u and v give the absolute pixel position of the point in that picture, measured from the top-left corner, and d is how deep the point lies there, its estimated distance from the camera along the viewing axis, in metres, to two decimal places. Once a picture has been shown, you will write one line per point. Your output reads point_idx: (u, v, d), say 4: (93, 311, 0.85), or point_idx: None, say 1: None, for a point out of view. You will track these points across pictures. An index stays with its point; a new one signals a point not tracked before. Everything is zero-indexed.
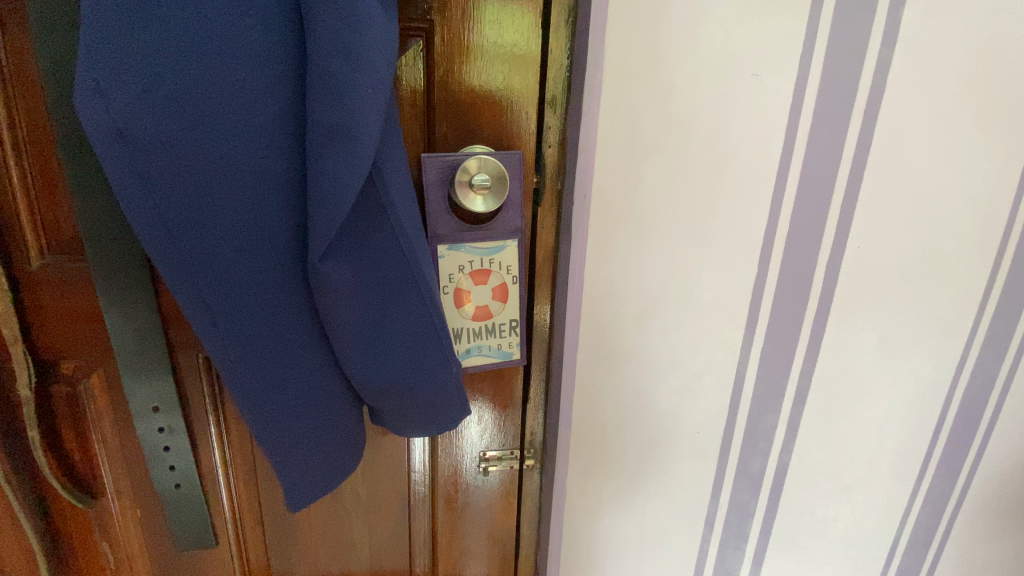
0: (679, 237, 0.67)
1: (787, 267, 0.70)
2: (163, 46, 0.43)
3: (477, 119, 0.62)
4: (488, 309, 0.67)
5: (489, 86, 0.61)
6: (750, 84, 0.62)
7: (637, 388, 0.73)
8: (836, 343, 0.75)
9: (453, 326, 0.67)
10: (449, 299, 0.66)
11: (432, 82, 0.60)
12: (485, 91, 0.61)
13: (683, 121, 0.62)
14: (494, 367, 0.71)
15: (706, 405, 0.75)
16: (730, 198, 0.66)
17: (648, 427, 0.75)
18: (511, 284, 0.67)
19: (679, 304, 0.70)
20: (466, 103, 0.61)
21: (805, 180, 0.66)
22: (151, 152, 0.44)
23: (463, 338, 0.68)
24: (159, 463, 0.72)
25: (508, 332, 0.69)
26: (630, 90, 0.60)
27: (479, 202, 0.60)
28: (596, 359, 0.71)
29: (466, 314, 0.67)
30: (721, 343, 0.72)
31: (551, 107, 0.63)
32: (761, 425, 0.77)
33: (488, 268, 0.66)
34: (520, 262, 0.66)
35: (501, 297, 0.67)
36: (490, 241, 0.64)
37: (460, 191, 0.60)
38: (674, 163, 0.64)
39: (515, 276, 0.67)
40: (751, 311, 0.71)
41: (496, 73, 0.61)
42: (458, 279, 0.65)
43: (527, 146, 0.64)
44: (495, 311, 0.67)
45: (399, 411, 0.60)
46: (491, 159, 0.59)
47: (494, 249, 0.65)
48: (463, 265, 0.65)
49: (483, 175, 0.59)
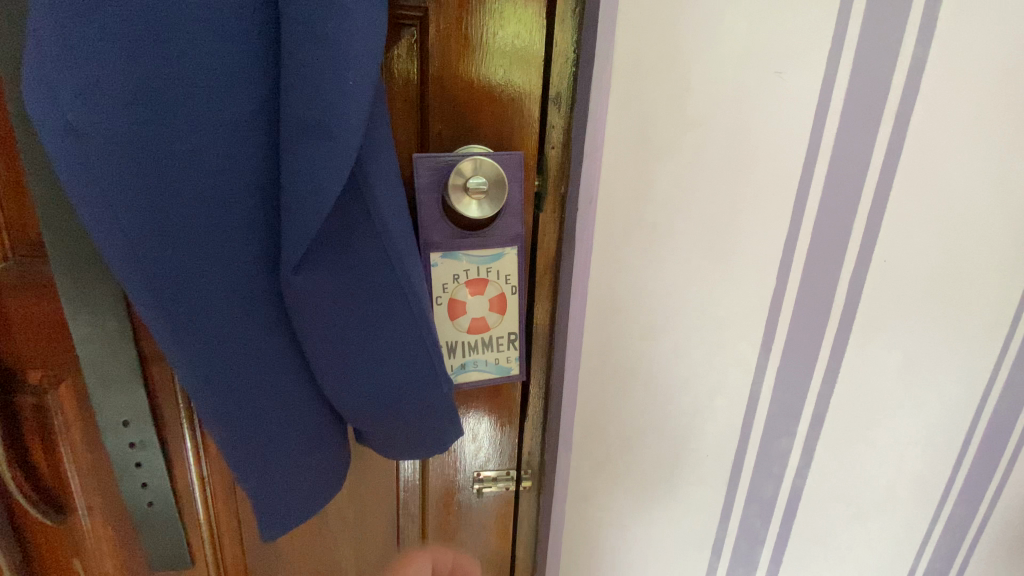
0: (691, 247, 0.62)
1: (808, 280, 0.64)
2: (118, 27, 0.38)
3: (475, 116, 0.57)
4: (484, 322, 0.62)
5: (488, 81, 0.56)
6: (773, 82, 0.57)
7: (643, 408, 0.68)
8: (857, 362, 0.70)
9: (446, 339, 0.62)
10: (441, 310, 0.61)
11: (426, 76, 0.55)
12: (484, 87, 0.56)
13: (698, 121, 0.57)
14: (491, 383, 0.66)
15: (717, 427, 0.70)
16: (748, 205, 0.61)
17: (655, 449, 0.71)
18: (509, 295, 0.62)
19: (690, 319, 0.64)
20: (463, 99, 0.56)
21: (831, 186, 0.61)
22: (106, 150, 0.39)
23: (458, 352, 0.63)
24: (130, 481, 0.68)
25: (506, 346, 0.64)
26: (642, 87, 0.56)
27: (474, 207, 0.55)
28: (599, 376, 0.67)
29: (460, 326, 0.62)
30: (735, 361, 0.67)
31: (556, 106, 0.58)
32: (775, 448, 0.72)
33: (485, 277, 0.61)
34: (520, 271, 0.61)
35: (499, 309, 0.62)
36: (486, 248, 0.59)
37: (454, 195, 0.54)
38: (688, 167, 0.59)
39: (514, 286, 0.62)
40: (768, 327, 0.66)
41: (495, 69, 0.56)
42: (452, 289, 0.60)
43: (528, 148, 0.59)
44: (492, 323, 0.63)
45: (387, 436, 0.55)
46: (487, 160, 0.54)
47: (491, 258, 0.60)
48: (457, 274, 0.60)
49: (479, 178, 0.54)
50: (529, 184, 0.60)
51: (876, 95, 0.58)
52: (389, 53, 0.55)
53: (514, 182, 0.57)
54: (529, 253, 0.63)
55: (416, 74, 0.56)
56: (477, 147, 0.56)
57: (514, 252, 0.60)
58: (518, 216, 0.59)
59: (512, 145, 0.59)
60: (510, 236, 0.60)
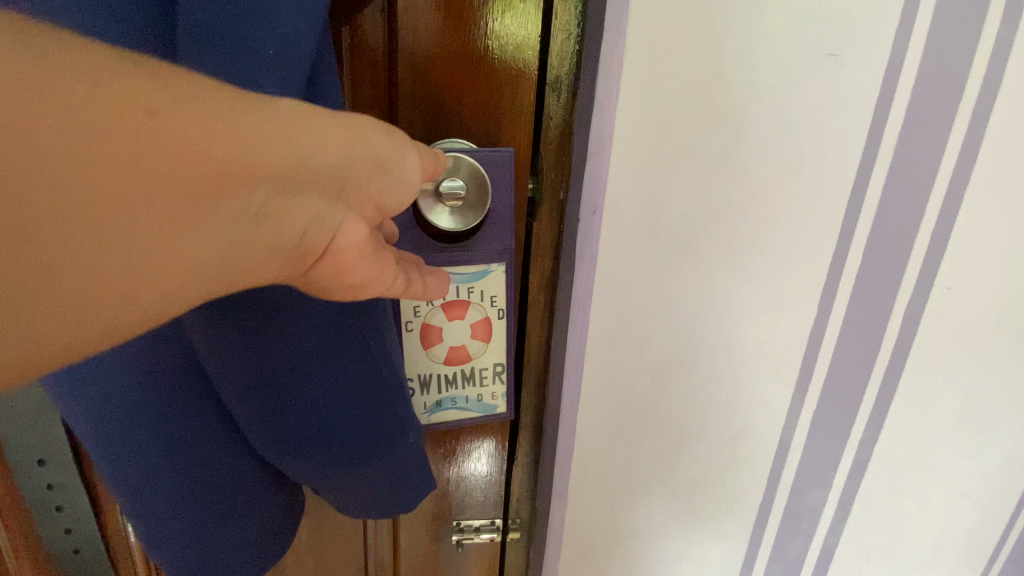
0: (717, 269, 0.50)
1: (856, 310, 0.53)
2: None
3: (454, 104, 0.46)
4: (465, 351, 0.52)
5: (470, 61, 0.45)
6: (827, 68, 0.45)
7: (651, 454, 0.58)
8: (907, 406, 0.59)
9: (418, 372, 0.52)
10: (413, 336, 0.51)
11: (395, 53, 0.45)
12: (466, 68, 0.45)
13: (730, 115, 0.45)
14: (474, 422, 0.56)
15: (739, 477, 0.59)
16: (788, 221, 0.49)
17: (665, 501, 0.60)
18: (496, 320, 0.52)
19: (711, 354, 0.54)
20: (439, 83, 0.46)
21: (893, 201, 0.49)
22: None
23: (434, 387, 0.53)
24: (52, 525, 0.59)
25: (491, 380, 0.54)
26: (662, 72, 0.44)
27: (444, 217, 0.45)
28: (601, 418, 0.56)
29: (437, 356, 0.52)
30: (763, 403, 0.56)
31: (554, 93, 0.48)
32: (806, 502, 0.62)
33: (467, 298, 0.50)
34: (509, 292, 0.51)
35: (484, 336, 0.52)
36: (468, 265, 0.49)
37: (424, 202, 0.45)
38: (715, 172, 0.47)
39: (501, 310, 0.51)
40: (805, 365, 0.55)
41: (478, 45, 0.45)
42: (426, 313, 0.50)
43: (520, 145, 0.48)
44: (474, 353, 0.52)
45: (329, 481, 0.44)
46: (467, 161, 0.44)
47: (474, 276, 0.50)
48: None
49: (454, 182, 0.44)
50: (519, 189, 0.50)
51: (961, 89, 0.45)
52: (345, 24, 0.44)
53: (502, 186, 0.46)
54: (520, 271, 0.53)
55: (382, 50, 0.46)
56: (455, 142, 0.46)
57: (502, 269, 0.50)
58: (507, 228, 0.48)
59: (498, 141, 0.48)
60: (496, 252, 0.49)
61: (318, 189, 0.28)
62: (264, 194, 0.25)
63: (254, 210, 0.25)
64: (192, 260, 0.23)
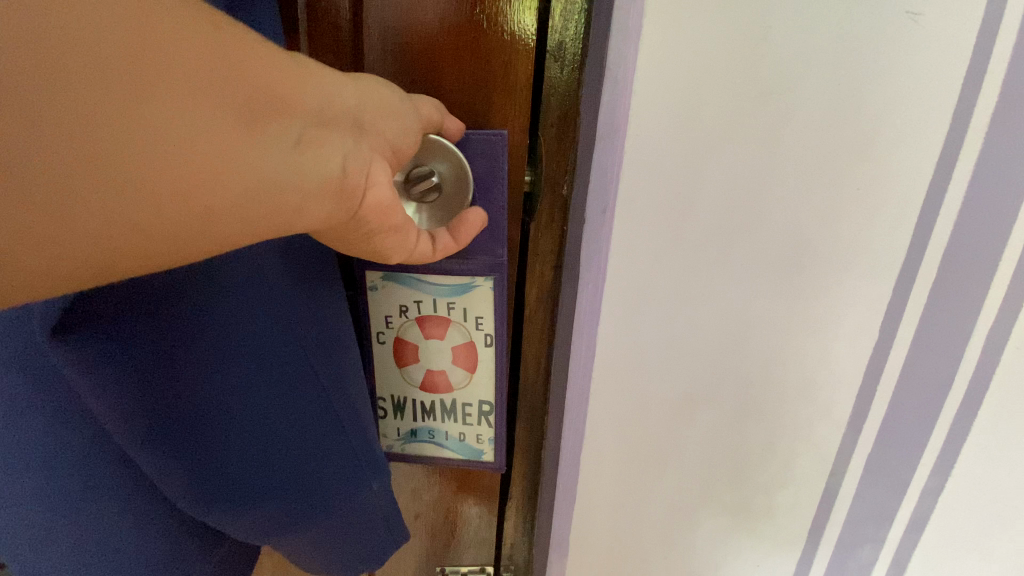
0: (752, 283, 0.41)
1: (926, 339, 0.43)
2: None
3: (436, 76, 0.38)
4: (445, 379, 0.44)
5: (453, 21, 0.37)
6: (901, 33, 0.35)
7: (668, 500, 0.49)
8: (996, 461, 0.47)
9: (392, 394, 0.45)
10: (387, 350, 0.44)
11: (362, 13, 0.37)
12: (448, 30, 0.37)
13: (774, 92, 0.36)
14: (456, 462, 0.48)
15: (774, 530, 0.50)
16: (844, 227, 0.40)
17: (684, 552, 0.51)
18: (482, 346, 0.43)
19: (741, 386, 0.44)
20: (417, 50, 0.37)
21: (983, 204, 0.38)
22: None
23: (410, 413, 0.46)
24: None
25: (476, 419, 0.46)
26: (688, 38, 0.34)
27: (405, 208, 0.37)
28: (609, 457, 0.47)
29: (412, 379, 0.44)
30: (805, 445, 0.46)
31: (556, 64, 0.39)
32: (852, 558, 0.52)
33: (447, 315, 0.42)
34: (498, 315, 0.41)
35: (466, 365, 0.44)
36: (448, 277, 0.40)
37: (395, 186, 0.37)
38: (753, 164, 0.38)
39: (489, 335, 0.42)
40: (858, 401, 0.45)
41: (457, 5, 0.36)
42: (400, 326, 0.43)
43: (516, 129, 0.39)
44: (456, 383, 0.44)
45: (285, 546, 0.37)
46: (452, 153, 0.36)
47: (455, 290, 0.41)
48: (406, 308, 0.42)
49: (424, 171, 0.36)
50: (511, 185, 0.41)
51: None
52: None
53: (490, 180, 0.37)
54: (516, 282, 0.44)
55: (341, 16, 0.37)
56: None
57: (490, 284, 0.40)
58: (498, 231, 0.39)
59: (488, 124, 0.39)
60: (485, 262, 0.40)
61: (342, 126, 0.26)
62: (297, 124, 0.23)
63: (291, 134, 0.23)
64: (235, 154, 0.21)
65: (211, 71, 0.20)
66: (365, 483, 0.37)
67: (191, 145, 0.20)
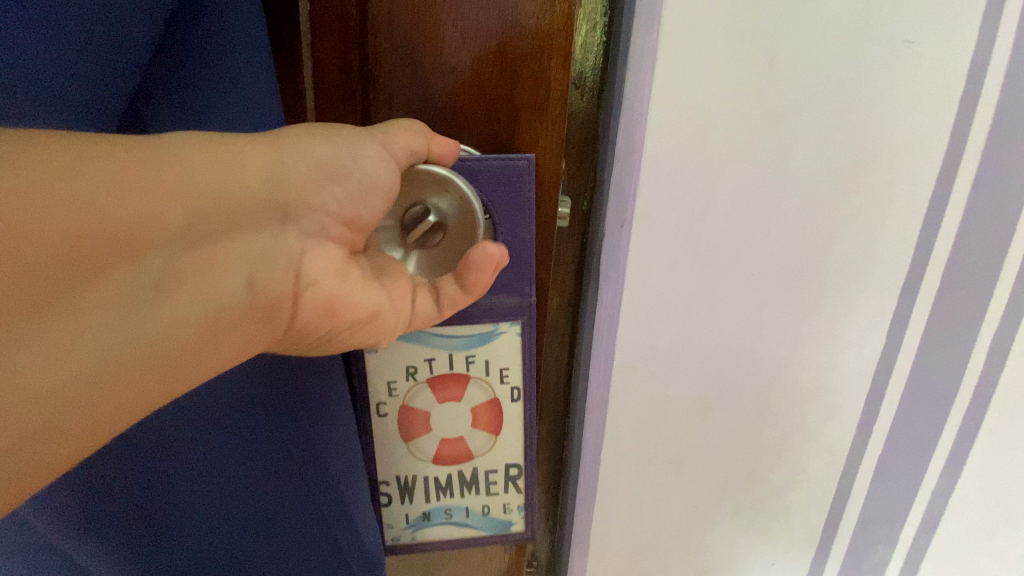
0: (765, 291, 0.44)
1: (932, 344, 0.45)
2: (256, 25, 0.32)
3: (462, 94, 0.37)
4: (465, 443, 0.46)
5: (477, 36, 0.35)
6: (900, 58, 0.38)
7: (685, 501, 0.51)
8: (1006, 460, 0.49)
9: (406, 464, 0.46)
10: (390, 420, 0.45)
11: (379, 34, 0.36)
12: (472, 45, 0.35)
13: (781, 115, 0.39)
14: (481, 532, 0.50)
15: (787, 531, 0.52)
16: (851, 239, 0.42)
17: (701, 551, 0.53)
18: (506, 403, 0.45)
19: (755, 389, 0.47)
20: (442, 68, 0.36)
21: (980, 217, 0.41)
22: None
23: (425, 481, 0.47)
24: None
25: (499, 479, 0.48)
26: (703, 63, 0.37)
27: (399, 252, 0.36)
28: (628, 460, 0.50)
29: (424, 451, 0.46)
30: (818, 447, 0.48)
31: (577, 90, 0.42)
32: (867, 559, 0.54)
33: (465, 370, 0.44)
34: (521, 361, 0.44)
35: (487, 427, 0.46)
36: (469, 329, 0.42)
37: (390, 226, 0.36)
38: (763, 181, 0.41)
39: (514, 389, 0.45)
40: (868, 405, 0.47)
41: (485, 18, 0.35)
42: (407, 390, 0.44)
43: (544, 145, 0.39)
44: (479, 447, 0.46)
45: None
46: (455, 188, 0.34)
47: (476, 342, 0.43)
48: (413, 370, 0.43)
49: (430, 206, 0.35)
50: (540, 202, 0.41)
51: None
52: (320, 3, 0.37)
53: (518, 211, 0.38)
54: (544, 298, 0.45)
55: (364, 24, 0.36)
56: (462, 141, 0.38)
57: (514, 331, 0.43)
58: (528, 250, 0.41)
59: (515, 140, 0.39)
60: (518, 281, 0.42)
61: (253, 216, 0.26)
62: (161, 257, 0.23)
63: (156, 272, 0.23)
64: (158, 346, 0.23)
65: (86, 290, 0.21)
66: (350, 573, 0.40)
67: (133, 333, 0.22)
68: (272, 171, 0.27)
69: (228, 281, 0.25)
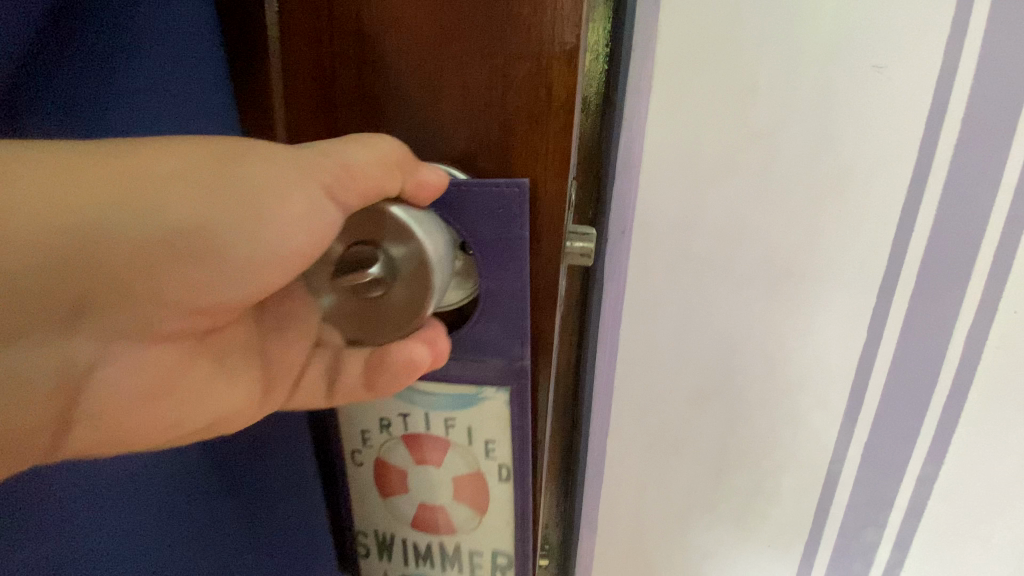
0: (754, 289, 0.48)
1: (911, 338, 0.49)
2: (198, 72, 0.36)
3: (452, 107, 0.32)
4: (444, 511, 0.45)
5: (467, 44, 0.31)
6: (869, 80, 0.42)
7: (684, 484, 0.55)
8: (988, 450, 0.52)
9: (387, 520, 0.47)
10: (365, 470, 0.46)
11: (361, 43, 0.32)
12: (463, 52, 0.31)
13: (764, 132, 0.43)
14: None
15: (780, 512, 0.56)
16: (832, 242, 0.46)
17: (700, 532, 0.57)
18: (490, 475, 0.43)
19: (747, 380, 0.51)
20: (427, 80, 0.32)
21: (950, 220, 0.45)
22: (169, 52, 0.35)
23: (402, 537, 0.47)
24: None
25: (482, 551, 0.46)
26: (690, 89, 0.43)
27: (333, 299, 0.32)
28: (631, 444, 0.55)
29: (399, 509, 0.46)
30: (807, 433, 0.53)
31: (582, 115, 0.44)
32: (857, 540, 0.57)
33: (445, 432, 0.42)
34: (507, 436, 0.41)
35: (467, 499, 0.44)
36: (453, 388, 0.40)
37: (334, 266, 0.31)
38: (749, 191, 0.45)
39: (501, 465, 0.42)
40: (853, 394, 0.51)
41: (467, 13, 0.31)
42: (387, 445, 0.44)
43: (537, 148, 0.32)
44: (460, 520, 0.45)
45: None
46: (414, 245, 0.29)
47: (458, 405, 0.41)
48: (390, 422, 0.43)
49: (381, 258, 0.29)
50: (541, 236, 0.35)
51: None
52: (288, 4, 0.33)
53: (506, 249, 0.34)
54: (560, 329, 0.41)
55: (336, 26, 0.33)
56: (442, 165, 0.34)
57: (499, 398, 0.39)
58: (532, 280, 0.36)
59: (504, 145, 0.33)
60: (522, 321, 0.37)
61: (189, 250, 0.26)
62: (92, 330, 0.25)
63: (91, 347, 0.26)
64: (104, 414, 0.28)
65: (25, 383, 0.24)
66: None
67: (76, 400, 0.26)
68: (182, 199, 0.25)
69: (78, 346, 0.25)
